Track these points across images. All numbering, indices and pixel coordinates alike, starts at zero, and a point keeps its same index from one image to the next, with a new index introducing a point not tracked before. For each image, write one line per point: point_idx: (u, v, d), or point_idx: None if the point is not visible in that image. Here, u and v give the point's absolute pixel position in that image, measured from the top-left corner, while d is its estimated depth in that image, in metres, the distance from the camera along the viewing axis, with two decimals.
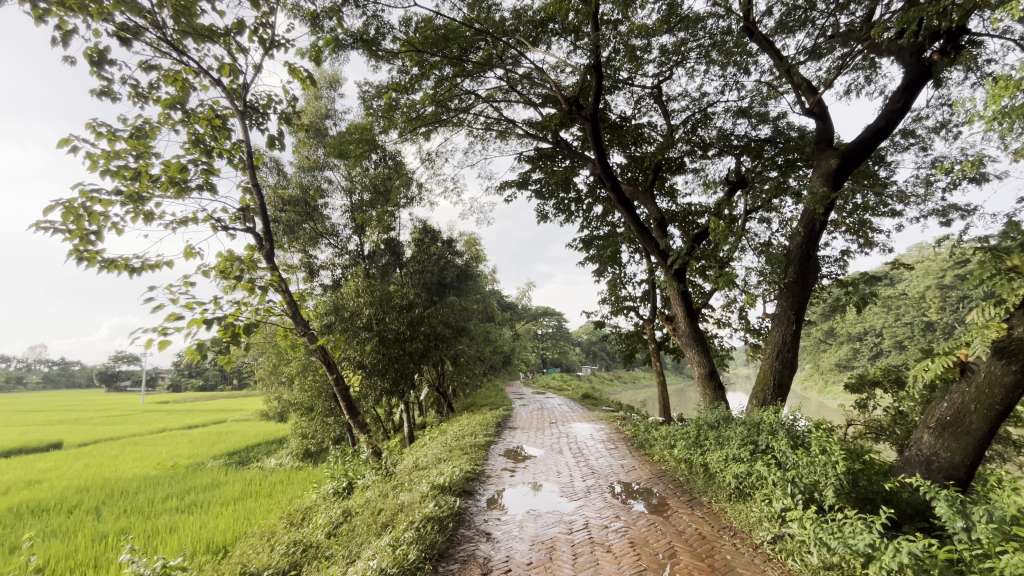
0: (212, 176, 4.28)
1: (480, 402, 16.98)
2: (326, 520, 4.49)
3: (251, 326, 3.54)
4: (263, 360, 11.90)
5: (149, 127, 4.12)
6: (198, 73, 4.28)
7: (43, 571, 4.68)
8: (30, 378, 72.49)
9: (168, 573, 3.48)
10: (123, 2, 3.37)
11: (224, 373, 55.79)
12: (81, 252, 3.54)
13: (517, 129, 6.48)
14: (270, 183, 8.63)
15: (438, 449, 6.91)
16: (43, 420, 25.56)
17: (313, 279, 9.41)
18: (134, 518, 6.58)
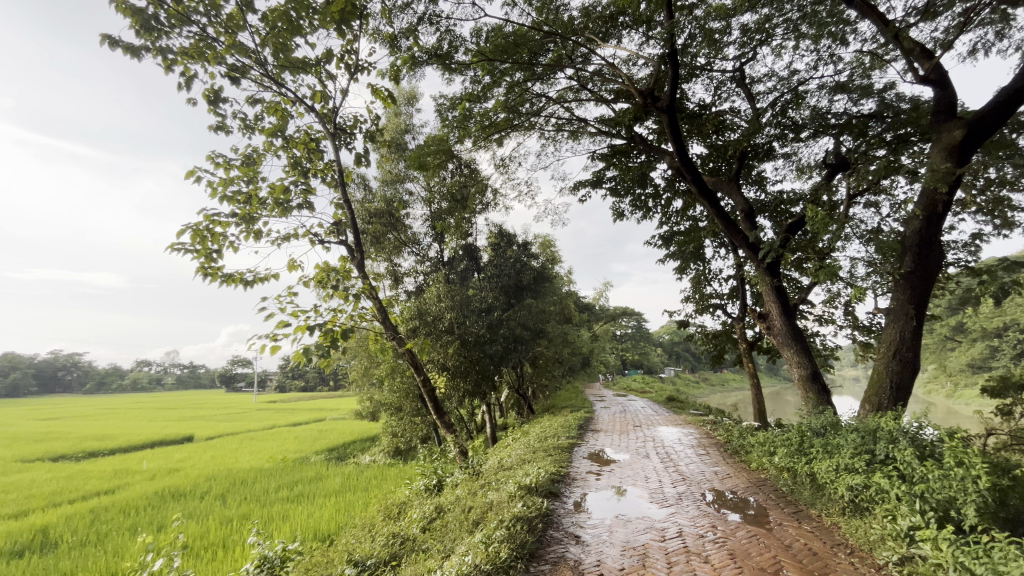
0: (310, 195, 4.69)
1: (560, 404, 16.90)
2: (419, 515, 4.71)
3: (348, 331, 3.84)
4: (357, 362, 12.77)
5: (256, 155, 4.60)
6: (294, 102, 4.69)
7: (185, 548, 5.36)
8: (168, 380, 83.73)
9: (288, 556, 3.84)
10: (234, 46, 3.79)
11: (322, 376, 60.65)
12: (206, 269, 4.06)
13: (589, 127, 6.40)
14: (358, 198, 9.27)
15: (522, 450, 6.97)
16: (179, 415, 29.45)
17: (398, 286, 9.95)
18: (254, 505, 7.36)
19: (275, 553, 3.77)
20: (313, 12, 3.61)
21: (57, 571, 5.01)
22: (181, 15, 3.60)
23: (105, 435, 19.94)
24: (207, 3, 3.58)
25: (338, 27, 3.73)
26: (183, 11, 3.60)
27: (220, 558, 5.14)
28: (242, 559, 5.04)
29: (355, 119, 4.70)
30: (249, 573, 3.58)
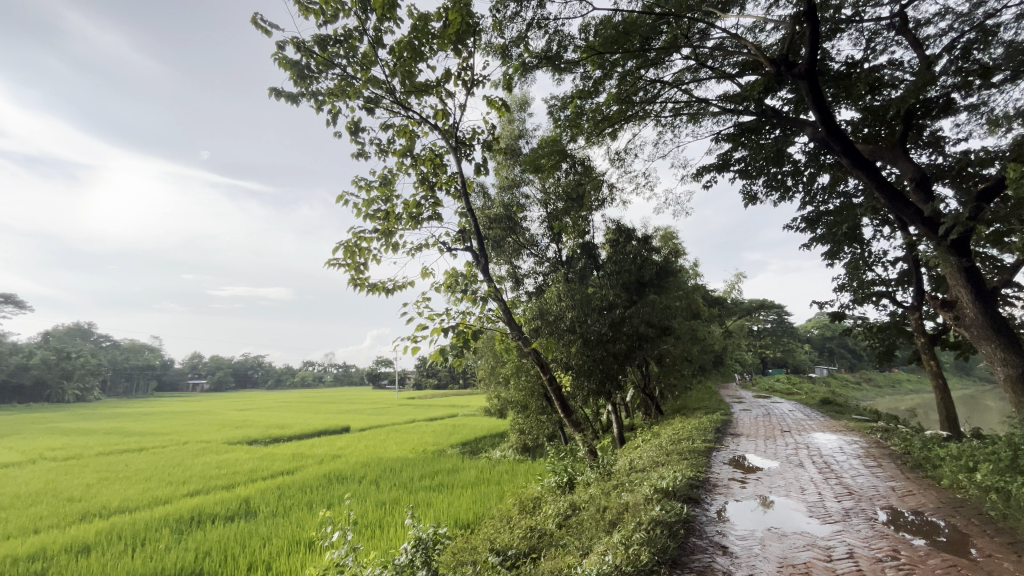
0: (438, 208, 5.06)
1: (693, 405, 15.88)
2: (555, 510, 4.79)
3: (479, 332, 4.07)
4: (485, 361, 13.46)
5: (391, 175, 5.10)
6: (420, 123, 5.09)
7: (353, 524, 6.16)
8: (327, 378, 96.68)
9: (438, 540, 4.19)
10: (370, 80, 4.26)
11: (453, 375, 64.91)
12: (356, 280, 4.62)
13: (711, 108, 5.94)
14: (479, 206, 9.76)
15: (654, 452, 6.70)
16: (337, 409, 33.90)
17: (519, 288, 10.25)
18: (403, 492, 8.16)
19: (427, 535, 4.13)
20: (432, 37, 3.89)
21: (260, 535, 6.11)
22: (327, 60, 4.14)
23: (286, 423, 23.79)
24: (346, 47, 4.06)
25: (455, 47, 3.96)
26: (328, 57, 4.13)
27: (381, 535, 5.79)
28: (398, 538, 5.62)
29: (474, 131, 4.91)
30: (407, 551, 3.97)
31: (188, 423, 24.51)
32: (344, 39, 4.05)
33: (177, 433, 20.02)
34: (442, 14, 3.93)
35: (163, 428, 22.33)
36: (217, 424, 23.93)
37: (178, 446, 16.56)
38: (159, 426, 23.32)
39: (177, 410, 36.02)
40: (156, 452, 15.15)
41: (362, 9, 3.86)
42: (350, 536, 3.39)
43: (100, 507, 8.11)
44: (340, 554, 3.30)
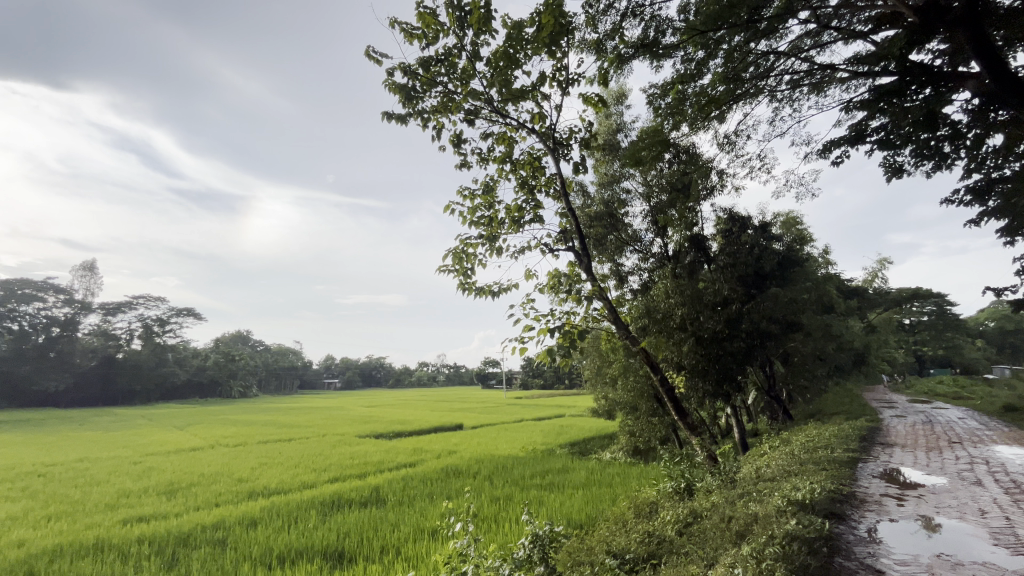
0: (539, 210, 5.11)
1: (830, 410, 14.12)
2: (674, 517, 4.58)
3: (585, 331, 4.03)
4: (592, 361, 13.34)
5: (493, 182, 5.27)
6: (518, 129, 5.19)
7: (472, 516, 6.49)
8: (441, 377, 102.74)
9: (556, 537, 4.25)
10: (470, 93, 4.45)
11: (559, 376, 65.07)
12: (465, 284, 4.86)
13: (839, 73, 5.24)
14: (579, 205, 9.70)
15: (785, 460, 6.08)
16: (451, 407, 35.96)
17: (623, 286, 9.97)
18: (515, 488, 8.39)
19: (544, 532, 4.20)
20: (526, 43, 3.96)
21: (390, 521, 6.68)
22: (431, 79, 4.41)
23: (407, 419, 25.76)
24: (448, 64, 4.29)
25: (549, 50, 3.98)
26: (432, 77, 4.41)
27: (497, 530, 6.00)
28: (514, 533, 5.77)
29: (571, 131, 4.84)
30: (524, 547, 4.06)
31: (326, 417, 27.66)
32: (445, 57, 4.29)
33: (318, 426, 22.71)
34: (535, 19, 3.98)
35: (307, 421, 25.47)
36: (349, 418, 26.69)
37: (319, 437, 18.80)
38: (304, 419, 26.68)
39: (317, 406, 40.84)
40: (302, 442, 17.36)
41: (461, 26, 4.04)
42: (470, 527, 3.55)
43: (262, 488, 9.50)
44: (461, 543, 3.48)
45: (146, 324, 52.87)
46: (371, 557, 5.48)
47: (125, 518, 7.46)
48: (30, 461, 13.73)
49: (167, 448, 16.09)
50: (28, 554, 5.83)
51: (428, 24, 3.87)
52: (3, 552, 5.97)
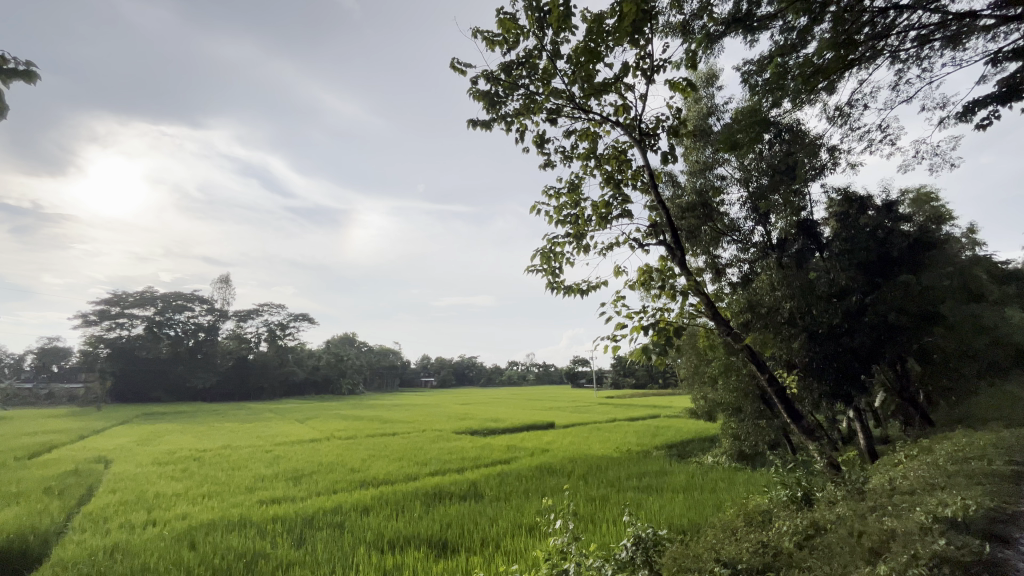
0: (627, 204, 4.95)
1: (984, 416, 12.06)
2: (791, 528, 4.21)
3: (682, 328, 3.80)
4: (689, 360, 12.69)
5: (578, 180, 5.22)
6: (601, 123, 5.08)
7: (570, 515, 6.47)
8: (531, 376, 103.99)
9: (660, 541, 4.10)
10: (552, 93, 4.45)
11: (652, 375, 62.81)
12: (553, 283, 4.86)
13: (984, 19, 4.46)
14: (669, 196, 9.30)
15: (928, 472, 5.30)
16: (542, 406, 36.33)
17: (721, 279, 9.36)
18: (612, 489, 8.24)
19: (648, 535, 4.06)
20: (608, 35, 3.86)
21: (488, 515, 6.89)
22: (513, 83, 4.48)
23: (500, 417, 26.40)
24: (529, 66, 4.33)
25: (633, 38, 3.84)
26: (513, 81, 4.48)
27: (595, 530, 5.93)
28: (612, 535, 5.67)
29: (658, 120, 4.59)
30: (626, 548, 3.98)
31: (424, 414, 29.24)
32: (526, 60, 4.33)
33: (418, 422, 24.12)
34: (616, 9, 3.88)
35: (408, 418, 27.20)
36: (445, 416, 28.03)
37: (420, 432, 19.93)
38: (405, 416, 28.43)
39: (417, 403, 43.40)
40: (405, 437, 18.55)
41: (540, 27, 4.05)
42: (570, 525, 3.56)
43: (372, 478, 10.29)
44: (562, 540, 3.50)
45: (272, 329, 59.76)
46: (473, 549, 5.69)
47: (261, 499, 8.50)
48: (188, 447, 16.15)
49: (291, 439, 18.07)
50: (191, 525, 6.87)
51: (509, 29, 3.94)
52: (172, 522, 7.09)
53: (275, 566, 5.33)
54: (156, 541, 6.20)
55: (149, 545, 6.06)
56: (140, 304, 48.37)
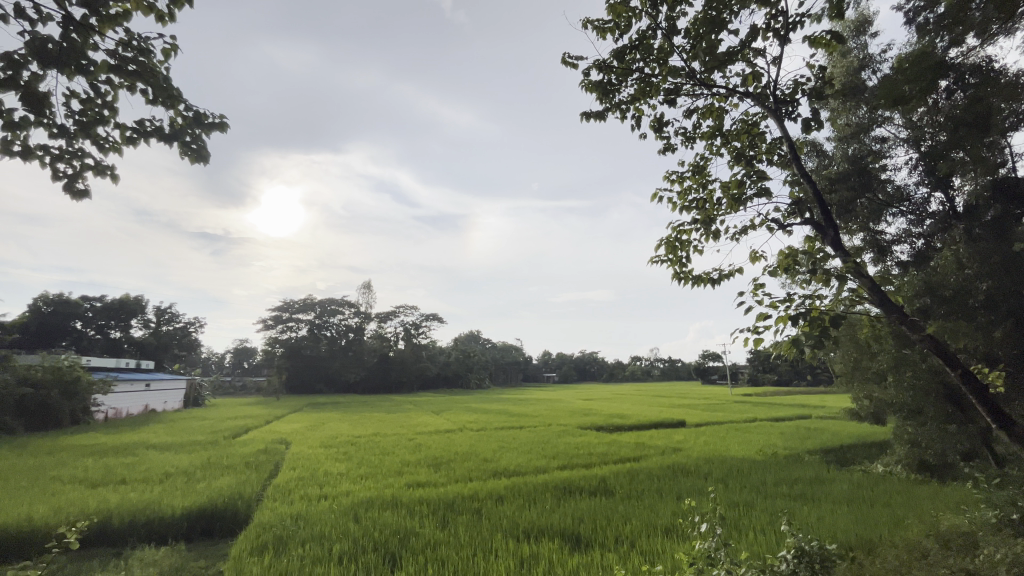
0: (764, 181, 4.44)
1: None
2: (1008, 560, 3.43)
3: (841, 316, 3.25)
4: (847, 352, 11.06)
5: (703, 161, 4.89)
6: (727, 97, 4.64)
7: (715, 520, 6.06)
8: (657, 372, 99.82)
9: (828, 555, 3.62)
10: (670, 72, 4.19)
11: (798, 370, 56.18)
12: (679, 274, 4.61)
13: None
14: (814, 168, 8.23)
15: None
16: (670, 403, 34.79)
17: (886, 258, 8.01)
18: (758, 495, 7.54)
19: (811, 548, 3.60)
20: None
21: (620, 513, 6.77)
22: (626, 69, 4.34)
23: (625, 414, 25.83)
24: (643, 48, 4.13)
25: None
26: (627, 66, 4.33)
27: (744, 538, 5.49)
28: (765, 546, 5.18)
29: (798, 83, 4.01)
30: (787, 561, 3.58)
31: (549, 409, 29.86)
32: (640, 42, 4.14)
33: (543, 417, 24.64)
34: None
35: (533, 411, 28.10)
36: (570, 410, 28.31)
37: (545, 427, 20.36)
38: (530, 409, 29.38)
39: (542, 397, 44.53)
40: (531, 431, 19.08)
41: (653, 5, 3.84)
42: (719, 529, 3.28)
43: (504, 468, 10.78)
44: (710, 545, 3.21)
45: (408, 328, 65.79)
46: (609, 545, 5.64)
47: (408, 482, 9.42)
48: (347, 433, 18.49)
49: (430, 429, 19.71)
50: (352, 501, 7.86)
51: (620, 14, 3.80)
52: (339, 498, 8.20)
53: (425, 544, 5.84)
54: (328, 513, 7.21)
55: (323, 516, 7.06)
56: (304, 310, 56.69)
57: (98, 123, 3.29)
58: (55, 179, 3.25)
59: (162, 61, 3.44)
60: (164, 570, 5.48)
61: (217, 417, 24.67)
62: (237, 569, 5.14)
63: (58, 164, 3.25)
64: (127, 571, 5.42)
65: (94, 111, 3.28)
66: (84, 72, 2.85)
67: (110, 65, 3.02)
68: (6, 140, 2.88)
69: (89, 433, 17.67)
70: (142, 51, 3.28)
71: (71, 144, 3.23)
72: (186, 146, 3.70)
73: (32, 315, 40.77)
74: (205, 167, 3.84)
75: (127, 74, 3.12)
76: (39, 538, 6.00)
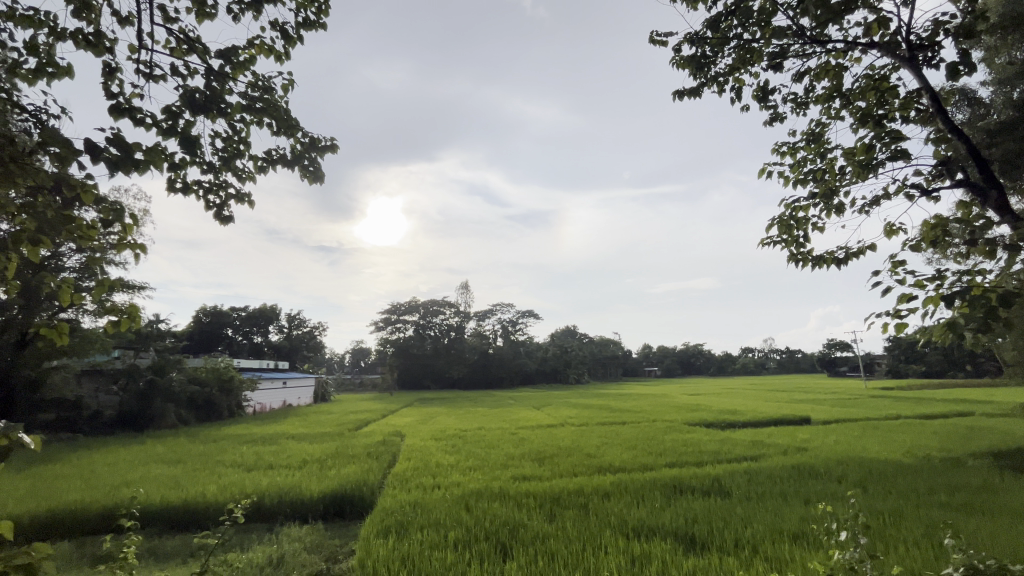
0: (902, 142, 3.87)
1: None
2: None
3: (1013, 293, 2.74)
4: (1020, 337, 9.23)
5: (818, 129, 4.92)
6: (847, 51, 4.16)
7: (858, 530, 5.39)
8: (773, 364, 91.82)
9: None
10: (774, 34, 3.85)
11: (954, 359, 48.09)
12: (798, 254, 4.81)
13: None
14: (966, 120, 6.95)
15: None
16: (791, 398, 31.73)
17: None
18: (908, 503, 6.60)
19: (988, 566, 2.99)
20: None
21: (740, 515, 6.32)
22: (721, 37, 4.10)
23: (738, 409, 24.10)
24: (740, 14, 3.85)
25: None
26: (723, 35, 4.10)
27: (896, 553, 4.79)
28: (925, 563, 4.48)
29: (939, 23, 3.43)
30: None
31: (652, 404, 28.85)
32: (736, 7, 3.86)
33: (647, 412, 23.87)
34: None
35: (636, 407, 27.37)
36: (675, 406, 27.11)
37: (650, 423, 19.67)
38: (632, 405, 28.67)
39: (645, 392, 43.29)
40: (635, 426, 18.55)
41: None
42: (865, 538, 2.80)
43: (608, 464, 10.63)
44: (852, 554, 2.72)
45: (506, 326, 67.55)
46: (728, 549, 5.31)
47: (515, 475, 9.67)
48: (454, 426, 19.48)
49: (532, 423, 20.05)
50: (465, 492, 8.26)
51: None
52: (452, 487, 8.70)
53: (534, 537, 5.94)
54: (442, 501, 7.67)
55: (439, 504, 7.51)
56: (410, 312, 60.77)
57: (236, 156, 3.80)
58: (208, 209, 3.83)
59: (282, 96, 3.88)
60: (307, 545, 6.21)
61: (341, 411, 27.49)
62: (367, 549, 5.65)
63: (210, 196, 3.83)
64: (280, 544, 6.23)
65: (233, 147, 3.81)
66: (224, 114, 3.32)
67: (242, 106, 3.49)
68: (172, 180, 3.46)
69: (243, 424, 20.62)
70: (266, 89, 3.74)
71: (218, 177, 3.78)
72: (305, 169, 4.14)
73: (196, 325, 48.83)
74: (320, 186, 4.26)
75: (255, 111, 3.57)
76: (212, 512, 7.13)
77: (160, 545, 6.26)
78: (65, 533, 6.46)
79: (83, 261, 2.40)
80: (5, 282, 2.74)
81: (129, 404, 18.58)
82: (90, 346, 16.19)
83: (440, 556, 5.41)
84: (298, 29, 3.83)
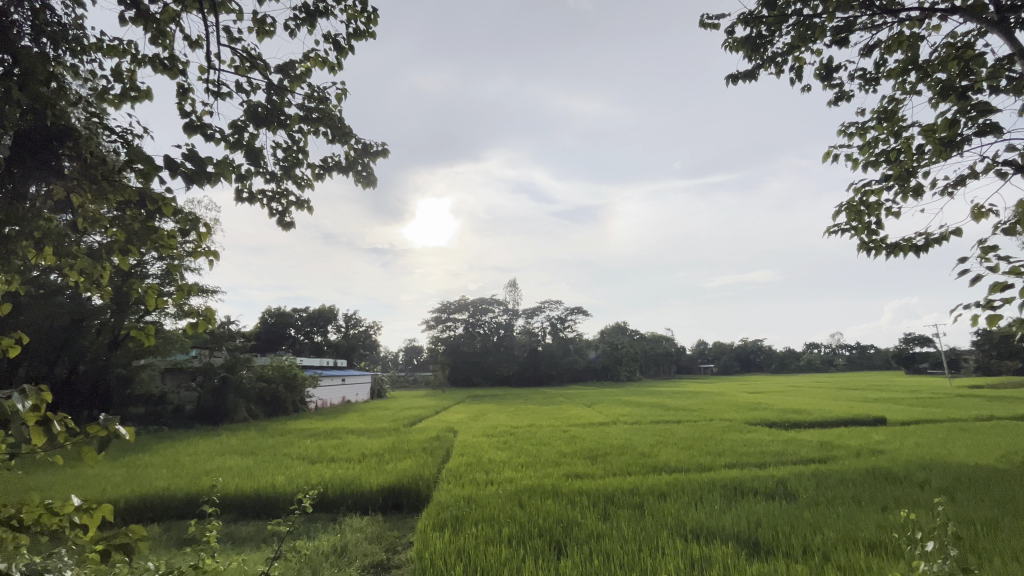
0: (991, 115, 3.52)
1: None
2: None
3: None
4: None
5: (892, 105, 4.57)
6: (923, 19, 3.84)
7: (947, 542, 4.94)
8: (842, 361, 85.97)
9: None
10: (839, 7, 3.61)
11: None
12: (872, 243, 4.55)
13: None
14: None
15: None
16: (864, 397, 29.57)
17: None
18: (1007, 514, 5.95)
19: None
20: None
21: (808, 521, 5.97)
22: (779, 15, 3.91)
23: (804, 409, 22.74)
24: None
25: None
26: (780, 13, 3.91)
27: (990, 568, 4.33)
28: None
29: None
30: None
31: (710, 402, 27.79)
32: None
33: (704, 410, 23.04)
34: None
35: (693, 405, 26.47)
36: (734, 404, 25.96)
37: (706, 422, 19.01)
38: (687, 403, 27.77)
39: (701, 390, 41.83)
40: (691, 425, 17.95)
41: None
42: (956, 550, 2.50)
43: (664, 463, 10.37)
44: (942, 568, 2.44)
45: (554, 323, 67.36)
46: (795, 556, 5.03)
47: (567, 473, 9.64)
48: (505, 423, 19.67)
49: (583, 421, 19.91)
50: (518, 488, 8.33)
51: None
52: (505, 484, 8.79)
53: (588, 535, 5.91)
54: (496, 497, 7.76)
55: (493, 500, 7.60)
56: (459, 310, 61.96)
57: (296, 165, 4.00)
58: (272, 216, 4.05)
59: (336, 105, 4.04)
60: (368, 535, 6.48)
61: (397, 408, 28.46)
62: (425, 542, 5.80)
63: (273, 204, 4.05)
64: (343, 533, 6.55)
65: (292, 157, 4.01)
66: (283, 125, 3.49)
67: (299, 117, 3.66)
68: (239, 190, 3.69)
69: (308, 419, 21.81)
70: (322, 99, 3.90)
71: (280, 185, 4.00)
72: (359, 174, 4.30)
73: (263, 326, 52.29)
74: (374, 189, 4.40)
75: (313, 121, 3.75)
76: (283, 502, 7.60)
77: (236, 530, 6.74)
78: (156, 516, 7.10)
79: (165, 268, 2.61)
80: (102, 288, 3.04)
81: (205, 399, 20.10)
82: (172, 346, 17.68)
83: (495, 551, 5.48)
84: (350, 39, 3.97)
